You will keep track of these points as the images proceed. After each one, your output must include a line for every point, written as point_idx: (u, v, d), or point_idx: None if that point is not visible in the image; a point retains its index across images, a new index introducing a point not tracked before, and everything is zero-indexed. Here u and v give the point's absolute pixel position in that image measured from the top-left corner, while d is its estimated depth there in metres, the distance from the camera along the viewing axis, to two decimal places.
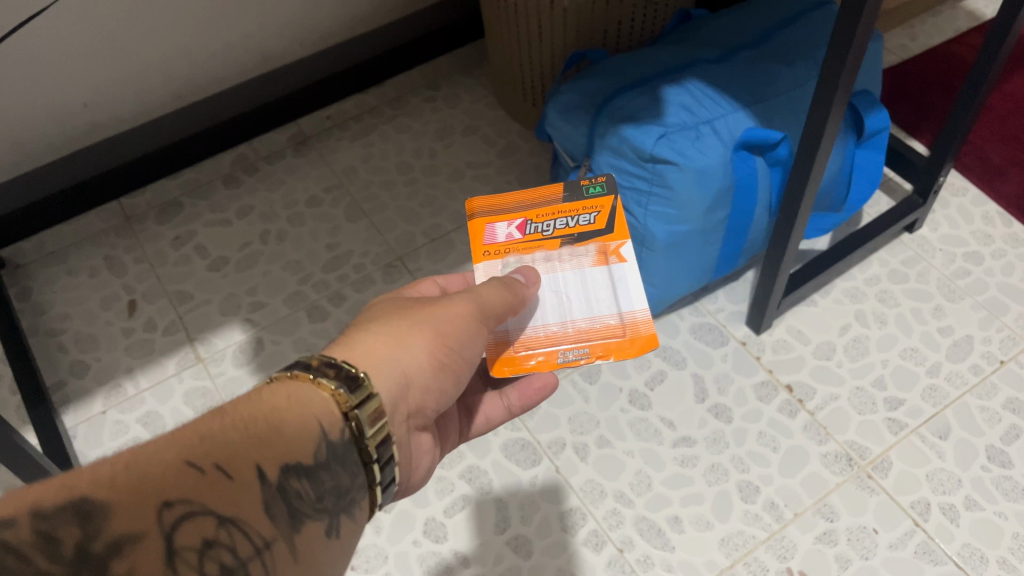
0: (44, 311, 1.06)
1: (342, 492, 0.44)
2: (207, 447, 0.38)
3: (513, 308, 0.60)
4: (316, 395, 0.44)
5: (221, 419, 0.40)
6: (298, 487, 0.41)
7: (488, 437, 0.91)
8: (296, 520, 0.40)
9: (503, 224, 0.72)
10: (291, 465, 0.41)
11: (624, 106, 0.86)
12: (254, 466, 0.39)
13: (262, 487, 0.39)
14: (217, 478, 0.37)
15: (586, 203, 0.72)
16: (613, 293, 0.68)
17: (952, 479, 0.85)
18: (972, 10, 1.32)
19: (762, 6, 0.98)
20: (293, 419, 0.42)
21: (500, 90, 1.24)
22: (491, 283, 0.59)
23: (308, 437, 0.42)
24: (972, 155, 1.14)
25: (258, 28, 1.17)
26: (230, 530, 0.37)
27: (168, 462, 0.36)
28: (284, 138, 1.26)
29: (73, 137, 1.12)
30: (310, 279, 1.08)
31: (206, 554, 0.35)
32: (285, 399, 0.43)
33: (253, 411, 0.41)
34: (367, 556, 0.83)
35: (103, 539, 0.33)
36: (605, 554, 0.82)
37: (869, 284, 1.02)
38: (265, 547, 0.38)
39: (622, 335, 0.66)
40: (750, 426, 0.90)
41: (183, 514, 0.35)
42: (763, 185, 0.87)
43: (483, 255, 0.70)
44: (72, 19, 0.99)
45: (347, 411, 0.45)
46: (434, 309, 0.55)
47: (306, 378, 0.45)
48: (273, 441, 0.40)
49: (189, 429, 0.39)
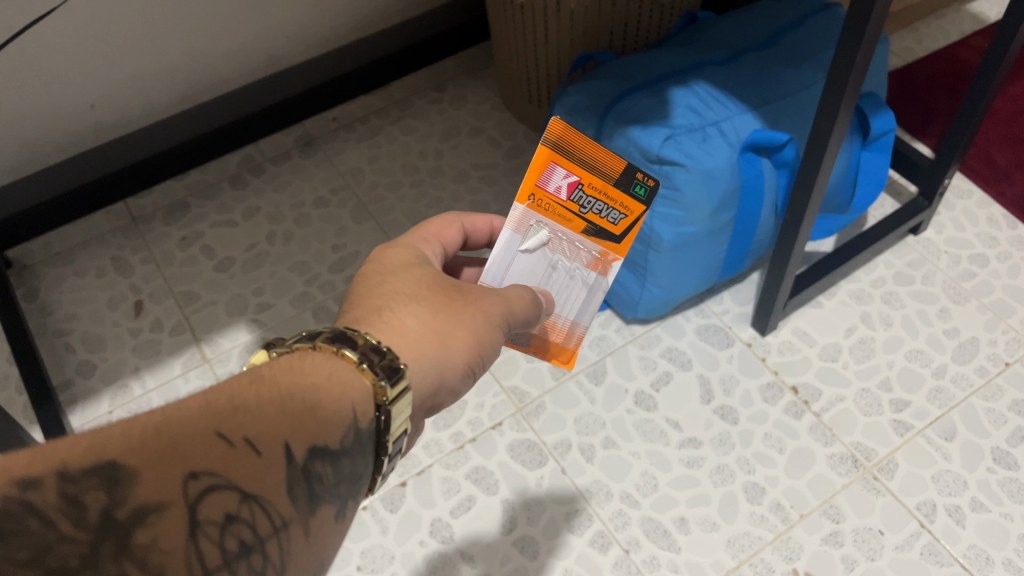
0: (51, 310, 1.06)
1: (355, 479, 0.42)
2: (240, 420, 0.36)
3: (533, 311, 0.59)
4: (357, 381, 0.42)
5: (257, 390, 0.38)
6: (320, 470, 0.39)
7: (494, 437, 0.92)
8: (314, 503, 0.38)
9: (561, 171, 0.62)
10: (318, 447, 0.39)
11: (631, 108, 0.87)
12: (283, 445, 0.37)
13: (288, 467, 0.37)
14: (245, 453, 0.35)
15: (626, 201, 0.64)
16: (584, 304, 0.69)
17: (958, 481, 0.85)
18: (976, 14, 1.33)
19: (768, 9, 0.98)
20: (331, 402, 0.40)
21: (505, 91, 1.24)
22: (521, 290, 0.58)
23: (340, 424, 0.40)
24: (977, 158, 1.15)
25: (266, 30, 1.18)
26: (252, 507, 0.35)
27: (198, 430, 0.35)
28: (291, 139, 1.26)
29: (81, 138, 1.13)
30: (317, 279, 1.08)
31: (227, 529, 0.34)
32: (327, 378, 0.41)
33: (290, 387, 0.39)
34: (374, 556, 0.83)
35: (129, 506, 0.31)
36: (612, 554, 0.82)
37: (875, 285, 1.02)
38: (282, 527, 0.36)
39: (562, 340, 0.71)
40: (757, 428, 0.90)
41: (209, 486, 0.33)
42: (770, 186, 0.87)
43: (526, 197, 0.63)
44: (82, 19, 1.00)
45: (381, 403, 0.43)
46: (471, 306, 0.52)
47: (353, 360, 0.42)
48: (305, 421, 0.38)
49: (223, 399, 0.37)
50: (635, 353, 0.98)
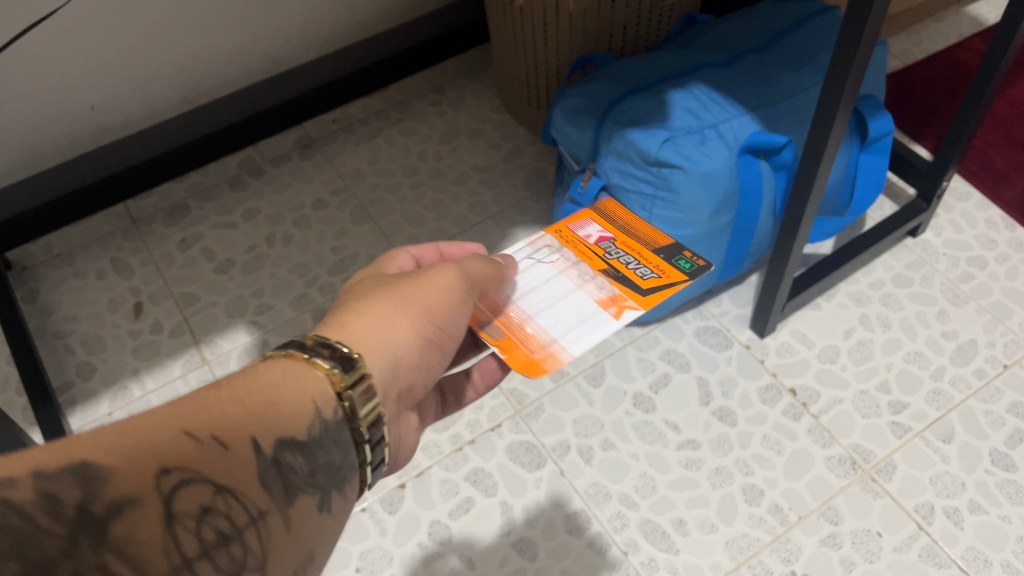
0: (51, 312, 1.07)
1: (334, 469, 0.43)
2: (206, 418, 0.37)
3: (490, 280, 0.60)
4: (311, 374, 0.43)
5: (217, 391, 0.39)
6: (293, 461, 0.41)
7: (493, 439, 0.92)
8: (290, 493, 0.40)
9: (598, 228, 0.71)
10: (287, 439, 0.40)
11: (629, 110, 0.87)
12: (250, 439, 0.39)
13: (258, 460, 0.39)
14: (214, 449, 0.37)
15: (660, 264, 0.66)
16: (573, 326, 0.60)
17: (956, 483, 0.85)
18: (975, 17, 1.33)
19: (767, 12, 0.99)
20: (290, 397, 0.41)
21: (505, 93, 1.25)
22: (472, 258, 0.59)
23: (303, 415, 0.42)
24: (975, 160, 1.15)
25: (266, 32, 1.18)
26: (225, 499, 0.37)
27: (166, 430, 0.36)
28: (290, 141, 1.27)
29: (81, 140, 1.13)
30: (316, 281, 1.08)
31: (203, 520, 0.35)
32: (281, 374, 0.42)
33: (246, 386, 0.40)
34: (372, 558, 0.84)
35: (104, 500, 0.32)
36: (610, 556, 0.82)
37: (874, 287, 1.02)
38: (259, 517, 0.38)
39: (533, 346, 0.59)
40: (755, 429, 0.90)
41: (181, 481, 0.35)
42: (768, 189, 0.87)
43: (556, 233, 0.71)
44: (83, 22, 1.00)
45: (341, 391, 0.44)
46: (420, 283, 0.54)
47: (301, 358, 0.44)
48: (269, 415, 0.40)
49: (187, 401, 0.38)
50: (634, 355, 0.98)
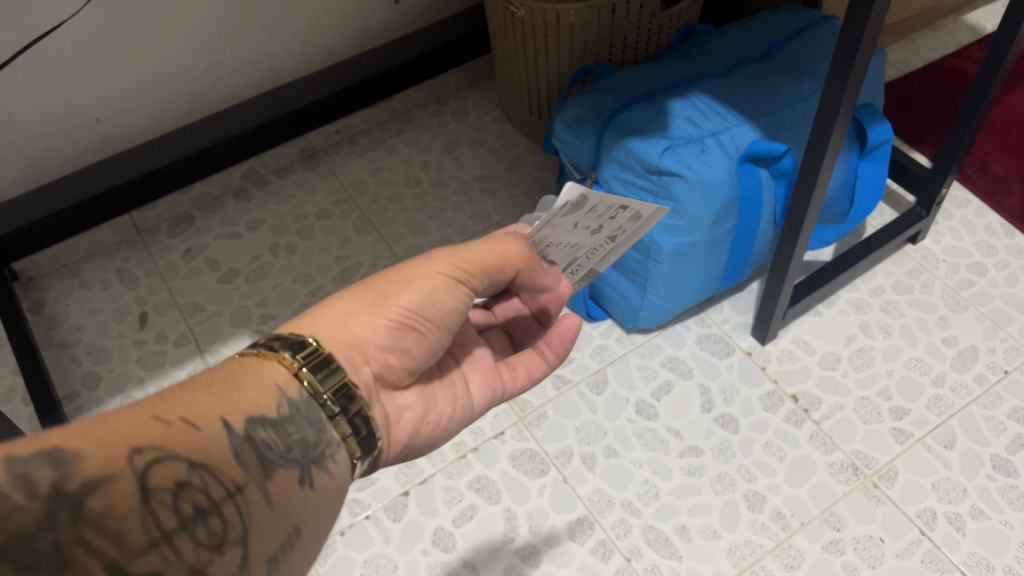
0: (57, 323, 1.08)
1: (309, 445, 0.45)
2: (171, 406, 0.40)
3: (507, 267, 0.59)
4: (265, 364, 0.46)
5: (180, 385, 0.42)
6: (266, 438, 0.43)
7: (496, 447, 0.92)
8: (268, 468, 0.42)
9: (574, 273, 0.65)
10: (255, 418, 0.43)
11: (630, 120, 0.88)
12: (219, 419, 0.41)
13: (230, 438, 0.41)
14: (183, 429, 0.39)
15: None
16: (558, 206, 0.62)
17: (958, 489, 0.85)
18: (974, 25, 1.34)
19: (763, 23, 1.00)
20: (251, 380, 0.45)
21: (506, 103, 1.26)
22: (488, 242, 0.59)
23: (267, 395, 0.45)
24: (975, 167, 1.16)
25: (269, 44, 1.19)
26: (201, 474, 0.38)
27: (135, 417, 0.38)
28: (294, 153, 1.28)
29: (85, 153, 1.14)
30: (320, 290, 1.09)
31: (179, 494, 0.36)
32: (236, 366, 0.46)
33: (209, 377, 0.44)
34: (377, 566, 0.84)
35: (78, 479, 0.33)
36: (613, 563, 0.82)
37: (874, 293, 1.03)
38: (238, 492, 0.40)
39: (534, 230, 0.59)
40: (758, 436, 0.91)
41: (155, 458, 0.36)
42: (767, 197, 0.88)
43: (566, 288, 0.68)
44: (88, 35, 1.01)
45: (297, 371, 0.47)
46: (407, 268, 0.55)
47: (252, 354, 0.47)
48: (235, 399, 0.43)
49: (152, 396, 0.41)
50: (636, 362, 0.98)
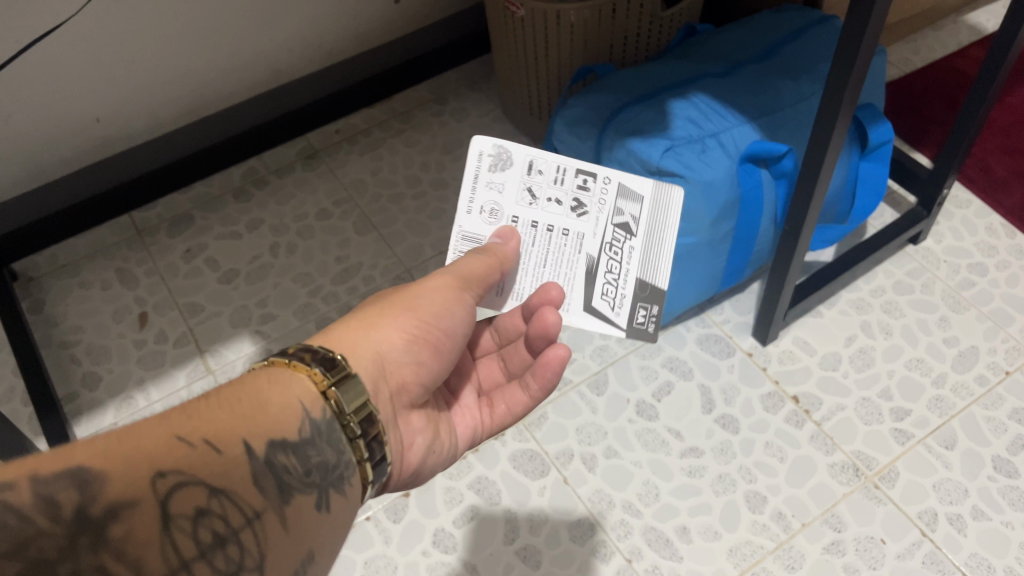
0: (57, 322, 1.07)
1: (329, 468, 0.45)
2: (197, 424, 0.40)
3: (495, 270, 0.61)
4: (294, 377, 0.47)
5: (210, 400, 0.43)
6: (286, 462, 0.43)
7: (496, 447, 0.92)
8: (286, 493, 0.42)
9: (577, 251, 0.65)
10: (278, 441, 0.43)
11: (630, 120, 0.88)
12: (242, 442, 0.41)
13: (250, 461, 0.41)
14: (207, 452, 0.40)
15: None
16: (498, 175, 0.66)
17: (959, 490, 0.85)
18: (974, 25, 1.34)
19: (763, 23, 0.99)
20: (278, 399, 0.45)
21: (506, 103, 1.25)
22: (470, 253, 0.61)
23: (292, 415, 0.44)
24: (975, 167, 1.15)
25: (269, 44, 1.19)
26: (221, 501, 0.39)
27: (160, 435, 0.39)
28: (294, 152, 1.27)
29: (85, 153, 1.14)
30: (320, 291, 1.09)
31: (199, 522, 0.37)
32: (266, 379, 0.46)
33: (237, 394, 0.44)
34: (376, 566, 0.84)
35: (101, 504, 0.35)
36: (614, 564, 0.82)
37: (875, 294, 1.03)
38: (255, 518, 0.40)
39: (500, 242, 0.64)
40: (758, 436, 0.91)
41: (176, 484, 0.37)
42: (768, 199, 0.88)
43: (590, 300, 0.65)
44: (89, 35, 1.01)
45: (325, 390, 0.47)
46: (409, 289, 0.58)
47: (283, 363, 0.48)
48: (260, 419, 0.43)
49: (179, 411, 0.41)
50: (636, 363, 0.98)
